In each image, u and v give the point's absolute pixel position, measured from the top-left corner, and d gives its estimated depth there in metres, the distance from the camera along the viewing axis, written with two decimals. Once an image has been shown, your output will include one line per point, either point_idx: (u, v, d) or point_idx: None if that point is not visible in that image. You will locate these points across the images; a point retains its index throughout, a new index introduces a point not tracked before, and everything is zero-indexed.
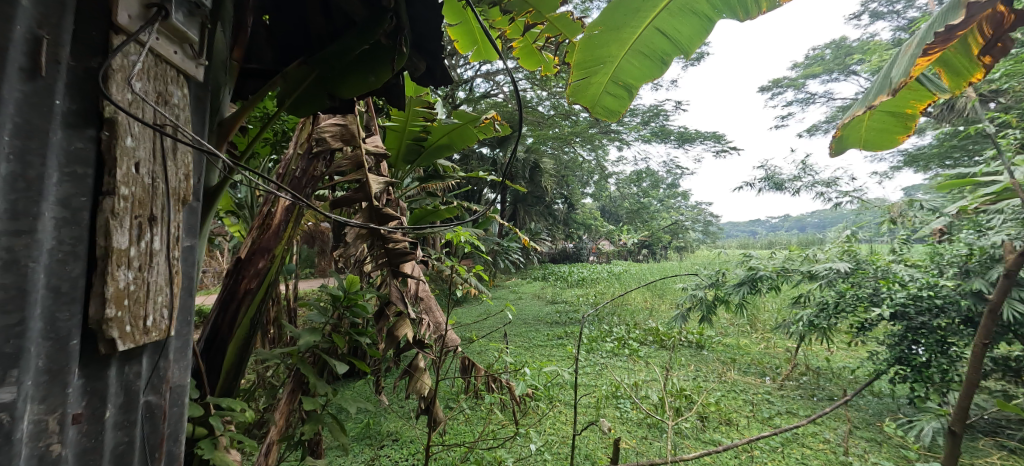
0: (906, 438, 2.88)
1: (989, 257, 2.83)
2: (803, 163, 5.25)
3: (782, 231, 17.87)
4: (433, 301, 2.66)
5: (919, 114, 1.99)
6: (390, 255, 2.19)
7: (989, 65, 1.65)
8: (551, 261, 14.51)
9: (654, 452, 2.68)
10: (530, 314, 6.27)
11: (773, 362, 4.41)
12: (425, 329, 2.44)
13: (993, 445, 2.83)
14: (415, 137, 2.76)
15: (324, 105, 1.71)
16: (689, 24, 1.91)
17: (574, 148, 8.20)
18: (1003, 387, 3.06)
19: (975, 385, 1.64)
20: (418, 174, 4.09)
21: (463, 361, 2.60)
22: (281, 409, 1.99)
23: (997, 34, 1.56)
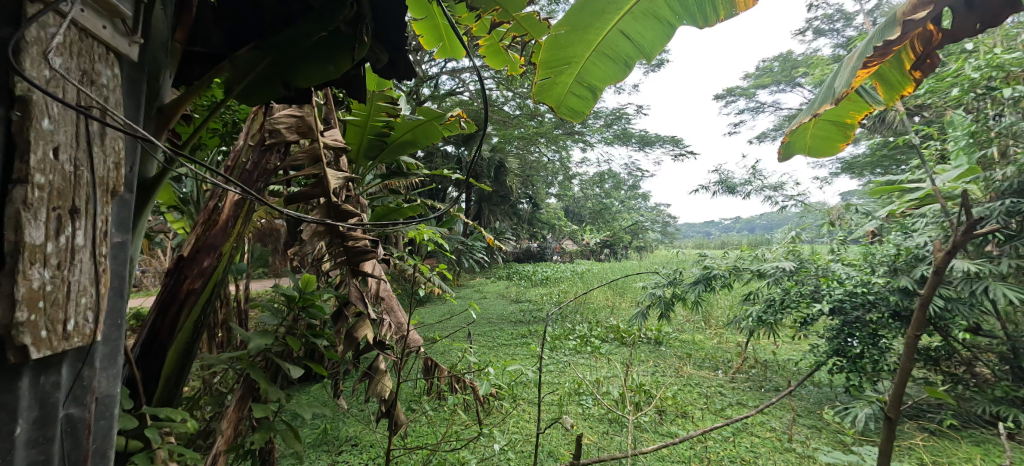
0: (842, 424, 3.06)
1: (914, 256, 3.07)
2: (754, 167, 5.49)
3: (734, 232, 18.74)
4: (396, 300, 2.58)
5: (857, 124, 2.11)
6: (349, 253, 2.13)
7: (919, 80, 1.76)
8: (516, 260, 14.65)
9: (615, 446, 2.74)
10: (494, 314, 6.26)
11: (726, 357, 4.58)
12: (386, 330, 2.36)
13: (916, 428, 3.07)
14: (377, 132, 2.69)
15: (277, 94, 1.63)
16: (653, 29, 1.96)
17: (540, 148, 8.17)
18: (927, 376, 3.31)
19: (908, 372, 1.66)
20: (381, 171, 4.01)
21: (426, 361, 2.55)
22: (229, 417, 1.89)
23: (926, 51, 1.66)
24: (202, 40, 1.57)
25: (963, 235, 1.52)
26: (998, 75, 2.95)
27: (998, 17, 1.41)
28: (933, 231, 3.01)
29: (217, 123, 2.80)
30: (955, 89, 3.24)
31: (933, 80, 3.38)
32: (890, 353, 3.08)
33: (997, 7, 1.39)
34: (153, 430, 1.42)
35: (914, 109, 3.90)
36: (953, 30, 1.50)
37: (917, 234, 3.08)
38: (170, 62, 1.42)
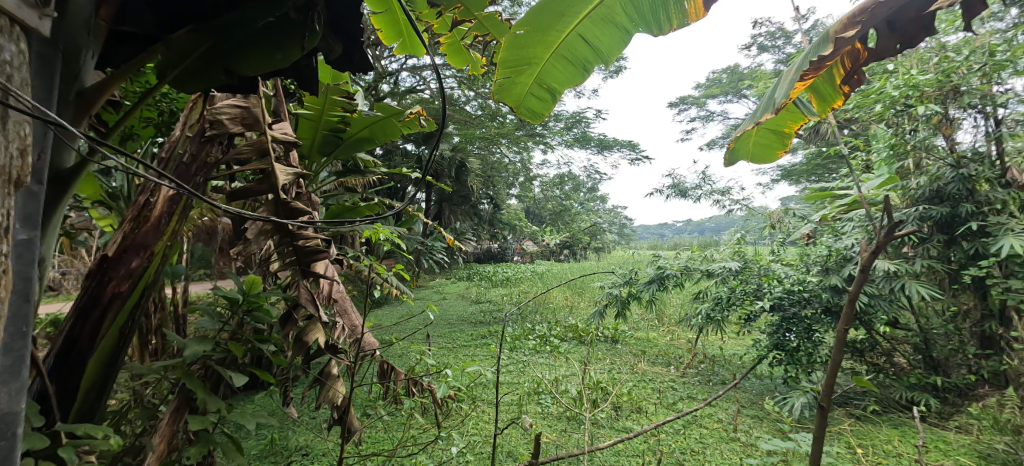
0: (781, 413, 3.23)
1: (842, 257, 3.30)
2: (704, 172, 5.71)
3: (686, 234, 19.50)
4: (349, 303, 2.50)
5: (794, 133, 2.23)
6: (298, 253, 2.05)
7: (848, 94, 1.91)
8: (477, 260, 14.62)
9: (573, 444, 2.77)
10: (453, 314, 6.21)
11: (678, 353, 4.74)
12: (338, 333, 2.30)
13: (844, 415, 3.30)
14: (332, 128, 2.59)
15: (219, 82, 1.55)
16: (609, 35, 1.99)
17: (501, 148, 8.02)
18: (855, 366, 3.57)
19: (840, 363, 1.72)
20: (336, 168, 3.89)
21: (381, 365, 2.49)
22: (161, 432, 1.79)
23: (853, 67, 1.81)
24: (132, 20, 1.39)
25: (885, 237, 1.61)
26: (914, 94, 3.23)
27: (915, 39, 1.57)
28: (859, 233, 3.25)
29: (150, 111, 2.58)
30: (878, 106, 3.49)
31: (859, 96, 3.64)
32: (822, 345, 3.29)
33: (914, 29, 1.55)
34: (69, 449, 1.31)
35: (845, 121, 4.18)
36: (877, 50, 1.65)
37: (846, 236, 3.31)
38: (94, 40, 1.30)
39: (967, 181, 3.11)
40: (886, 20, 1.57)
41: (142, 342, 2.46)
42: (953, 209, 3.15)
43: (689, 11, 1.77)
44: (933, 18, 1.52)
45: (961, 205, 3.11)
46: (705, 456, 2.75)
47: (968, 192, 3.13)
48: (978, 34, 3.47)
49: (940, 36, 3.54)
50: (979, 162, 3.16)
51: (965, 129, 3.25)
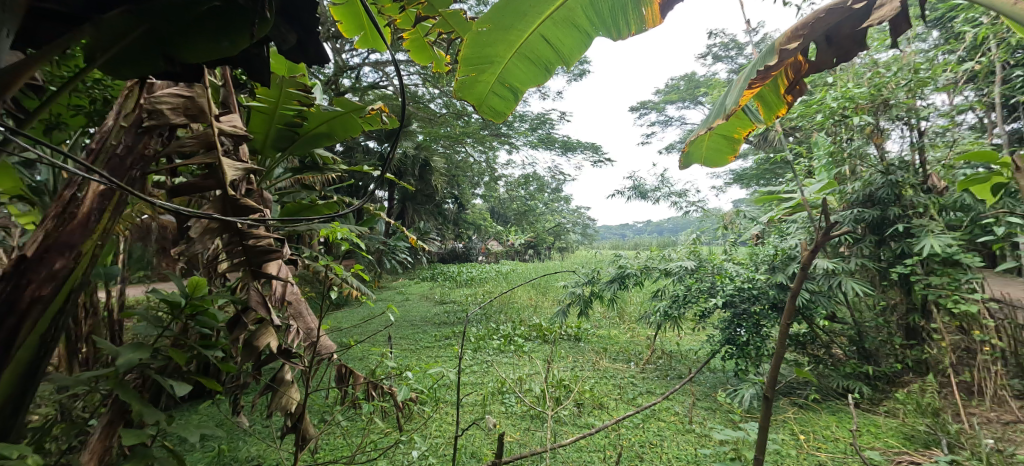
0: (732, 404, 3.37)
1: (788, 256, 3.52)
2: (663, 175, 5.88)
3: (647, 235, 20.02)
4: (304, 305, 2.41)
5: (743, 139, 2.34)
6: (248, 253, 1.96)
7: (791, 103, 2.02)
8: (441, 260, 14.50)
9: (536, 442, 2.79)
10: (416, 315, 6.12)
11: (638, 350, 4.85)
12: (292, 336, 2.22)
13: (789, 404, 3.47)
14: (288, 122, 2.51)
15: (157, 69, 1.42)
16: (571, 38, 2.06)
17: (466, 147, 7.97)
18: (798, 358, 3.77)
19: (782, 357, 1.64)
20: (292, 165, 3.76)
21: (338, 369, 2.43)
22: (92, 446, 1.70)
23: (796, 78, 1.95)
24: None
25: (823, 236, 1.53)
26: (850, 104, 3.47)
27: (849, 53, 1.71)
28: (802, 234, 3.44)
29: (79, 99, 2.38)
30: (819, 115, 3.72)
31: (804, 105, 3.86)
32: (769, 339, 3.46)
33: (848, 44, 1.69)
34: None
35: (792, 128, 4.41)
36: (816, 63, 1.78)
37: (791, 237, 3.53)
38: (9, 17, 1.18)
39: (895, 186, 3.35)
40: (825, 34, 1.70)
41: (70, 351, 2.32)
42: (883, 212, 3.42)
43: (647, 17, 1.91)
44: (865, 35, 1.66)
45: (890, 208, 3.38)
46: (663, 448, 2.82)
47: (895, 197, 3.39)
48: (905, 53, 3.75)
49: (872, 52, 3.81)
50: (905, 169, 3.44)
51: (894, 139, 3.58)
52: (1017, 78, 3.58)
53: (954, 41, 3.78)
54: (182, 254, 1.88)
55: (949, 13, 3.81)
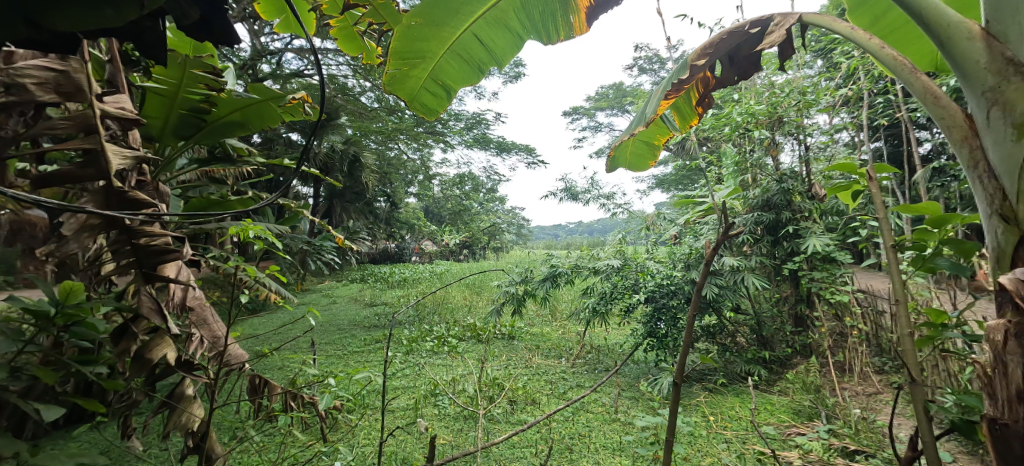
0: (652, 392, 3.56)
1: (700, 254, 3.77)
2: (592, 178, 6.10)
3: (579, 235, 20.68)
4: (209, 311, 2.21)
5: (662, 145, 2.46)
6: (138, 253, 1.76)
7: (701, 114, 2.14)
8: (373, 260, 14.07)
9: (469, 442, 2.76)
10: (343, 318, 5.86)
11: (569, 345, 4.98)
12: (195, 346, 2.04)
13: (701, 389, 3.74)
14: (192, 107, 2.29)
15: (9, 36, 0.97)
16: (502, 38, 2.07)
17: (400, 144, 7.77)
18: (709, 348, 4.07)
19: (689, 347, 1.29)
20: (199, 154, 3.45)
21: (252, 379, 2.28)
22: None
23: (705, 92, 2.06)
24: None
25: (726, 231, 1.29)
26: (752, 120, 3.83)
27: (749, 72, 1.83)
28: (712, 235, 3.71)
29: None
30: (727, 127, 4.06)
31: (713, 118, 4.18)
32: None
33: (747, 65, 1.81)
34: None
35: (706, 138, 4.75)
36: (721, 80, 1.90)
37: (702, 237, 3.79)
38: None
39: (787, 193, 3.72)
40: (728, 53, 1.82)
41: None
42: (777, 215, 3.79)
43: (574, 25, 1.95)
44: (760, 58, 1.78)
45: (782, 212, 3.74)
46: (591, 438, 2.92)
47: (786, 202, 3.76)
48: (795, 77, 4.19)
49: (769, 73, 4.21)
50: (795, 179, 3.82)
51: (786, 152, 3.94)
52: (882, 103, 4.13)
53: (835, 68, 4.28)
54: (52, 254, 1.65)
55: (827, 46, 4.32)
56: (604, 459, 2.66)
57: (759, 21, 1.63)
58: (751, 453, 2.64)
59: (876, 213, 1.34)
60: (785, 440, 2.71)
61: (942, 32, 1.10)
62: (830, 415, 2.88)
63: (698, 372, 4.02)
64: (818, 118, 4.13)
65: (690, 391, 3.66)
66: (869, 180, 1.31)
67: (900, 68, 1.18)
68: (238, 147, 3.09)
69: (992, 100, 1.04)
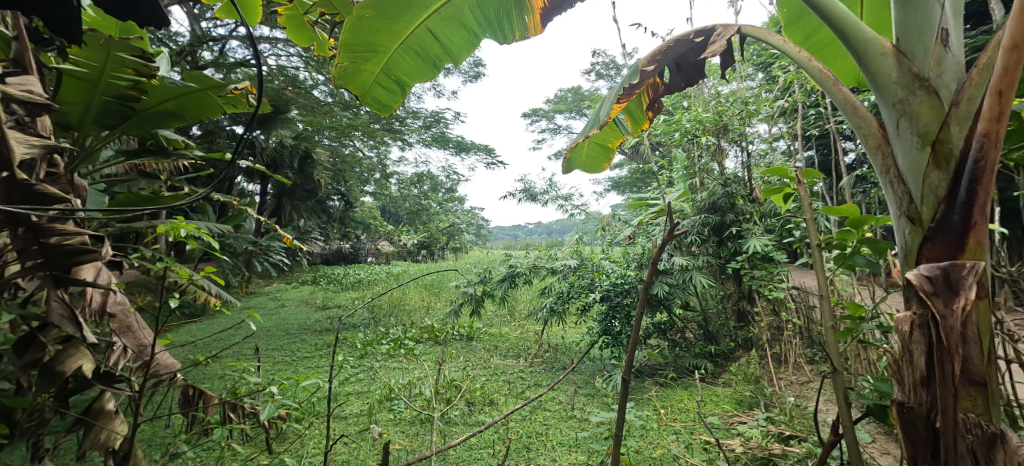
0: (607, 388, 3.66)
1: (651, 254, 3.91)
2: (550, 179, 6.17)
3: (538, 235, 20.85)
4: (134, 318, 2.04)
5: (616, 148, 2.53)
6: (49, 255, 1.61)
7: (652, 118, 2.21)
8: (325, 261, 13.62)
9: (424, 447, 2.72)
10: (293, 323, 5.62)
11: (527, 345, 5.02)
12: (117, 355, 1.91)
13: (653, 383, 3.87)
14: (117, 94, 2.12)
15: None
16: (458, 35, 2.07)
17: (354, 141, 7.54)
18: (660, 344, 4.23)
19: (639, 344, 1.25)
20: (127, 146, 3.19)
21: (185, 390, 2.15)
22: None
23: (656, 97, 2.14)
24: None
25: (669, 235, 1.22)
26: (700, 127, 4.04)
27: (695, 79, 1.91)
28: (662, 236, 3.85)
29: None
30: (677, 132, 4.24)
31: (664, 124, 4.35)
32: None
33: (693, 72, 1.89)
34: None
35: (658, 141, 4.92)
36: (670, 86, 1.98)
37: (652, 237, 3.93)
38: None
39: (731, 196, 3.92)
40: (676, 60, 1.90)
41: None
42: (722, 217, 3.99)
43: (529, 26, 1.96)
44: (704, 66, 1.87)
45: (727, 214, 3.95)
46: (548, 436, 2.95)
47: (730, 205, 3.94)
48: (739, 87, 4.43)
49: (715, 83, 4.44)
50: (738, 183, 4.03)
51: (732, 158, 4.23)
52: (815, 115, 4.45)
53: (772, 82, 4.57)
54: None
55: (767, 59, 4.60)
56: (561, 457, 2.70)
57: (703, 30, 1.69)
58: (698, 442, 2.76)
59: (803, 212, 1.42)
60: (729, 429, 2.85)
61: (860, 47, 1.20)
62: (768, 403, 3.06)
63: (650, 367, 4.16)
64: (760, 126, 4.39)
65: (641, 385, 3.79)
66: (797, 183, 1.39)
67: (824, 79, 1.27)
68: (173, 139, 2.89)
69: (901, 112, 1.14)
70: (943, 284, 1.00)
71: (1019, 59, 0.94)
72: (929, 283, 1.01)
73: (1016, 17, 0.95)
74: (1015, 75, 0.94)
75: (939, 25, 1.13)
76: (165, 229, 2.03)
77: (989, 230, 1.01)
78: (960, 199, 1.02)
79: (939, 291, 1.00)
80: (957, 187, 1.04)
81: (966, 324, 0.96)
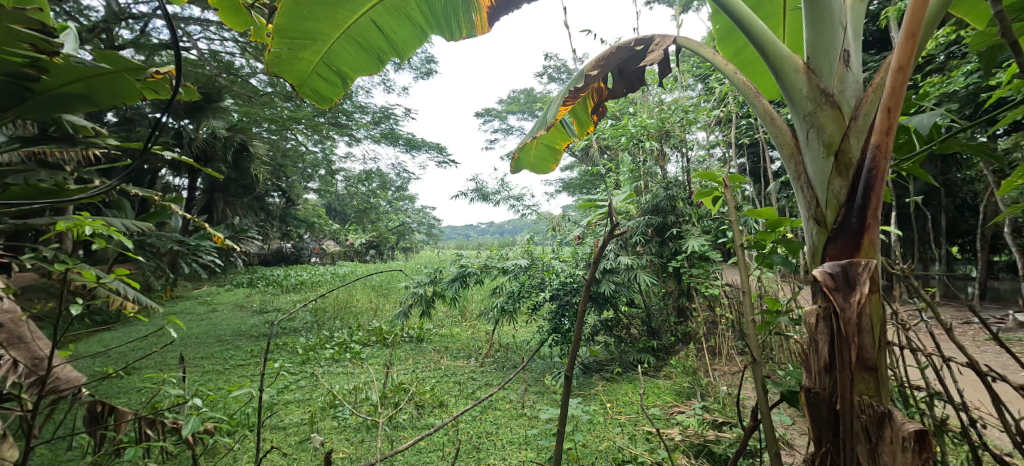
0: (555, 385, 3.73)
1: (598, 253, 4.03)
2: (502, 179, 6.19)
3: (489, 235, 20.82)
4: (28, 328, 1.89)
5: (563, 150, 2.58)
6: None
7: (597, 122, 2.27)
8: (264, 262, 12.93)
9: (370, 454, 2.64)
10: (226, 329, 5.28)
11: (478, 344, 5.02)
12: (9, 372, 1.73)
13: (599, 378, 3.99)
14: (12, 72, 1.91)
15: None
16: (404, 29, 2.05)
17: (296, 136, 7.20)
18: (606, 340, 4.35)
19: (580, 342, 1.27)
20: (26, 132, 2.86)
21: (93, 408, 1.96)
22: None
23: (600, 101, 2.20)
24: None
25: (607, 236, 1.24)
26: (643, 132, 4.22)
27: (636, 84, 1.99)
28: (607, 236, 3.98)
29: None
30: (623, 135, 4.39)
31: (611, 128, 4.49)
32: None
33: (634, 79, 1.96)
34: None
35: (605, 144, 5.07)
36: (613, 91, 2.05)
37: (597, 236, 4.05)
38: None
39: (672, 199, 4.12)
40: (618, 67, 1.96)
41: None
42: (664, 218, 4.18)
43: (476, 24, 1.96)
44: (644, 73, 1.94)
45: (668, 216, 4.14)
46: (498, 435, 2.96)
47: (671, 207, 4.15)
48: (680, 96, 4.66)
49: (659, 91, 4.64)
50: (679, 186, 4.24)
51: (673, 162, 4.43)
52: (747, 124, 4.77)
53: (709, 93, 4.86)
54: None
55: (705, 71, 4.87)
56: (511, 455, 2.71)
57: (643, 39, 1.76)
58: (640, 433, 2.88)
59: (729, 214, 1.51)
60: (669, 418, 2.99)
61: (776, 63, 1.29)
62: (704, 393, 3.24)
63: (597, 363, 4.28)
64: (699, 134, 4.64)
65: (588, 381, 3.89)
66: (723, 186, 1.47)
67: (747, 91, 1.36)
68: (81, 126, 2.61)
69: (810, 123, 1.25)
70: (843, 280, 1.09)
71: (904, 80, 1.05)
72: (832, 279, 1.10)
73: (903, 42, 1.06)
74: (901, 93, 1.06)
75: (842, 48, 1.25)
76: (66, 226, 1.79)
77: (880, 232, 1.12)
78: (856, 204, 1.13)
79: (840, 287, 1.09)
80: (854, 193, 1.15)
81: (861, 316, 1.06)
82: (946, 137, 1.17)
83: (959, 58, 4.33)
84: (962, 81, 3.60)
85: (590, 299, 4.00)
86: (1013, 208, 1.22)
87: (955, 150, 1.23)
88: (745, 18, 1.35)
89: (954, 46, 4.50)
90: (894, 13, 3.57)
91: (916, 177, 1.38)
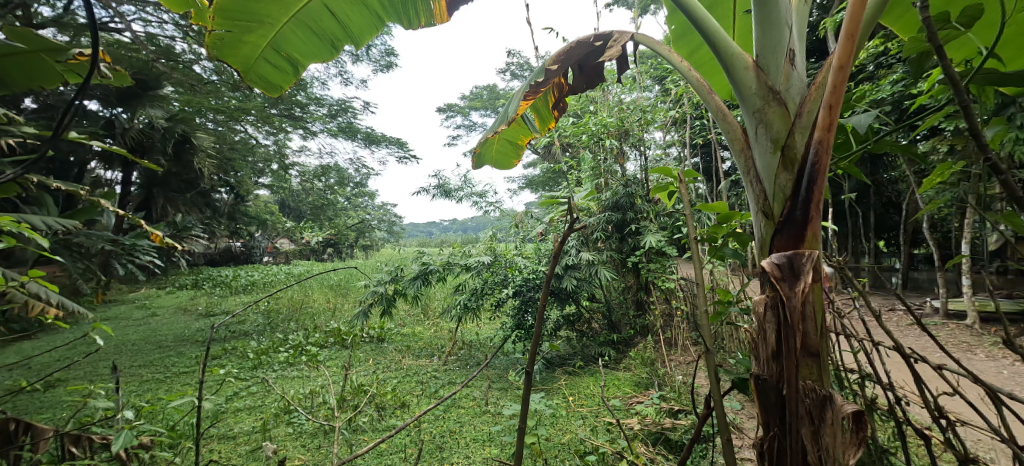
0: (519, 380, 3.74)
1: None
2: (464, 176, 6.15)
3: (451, 232, 20.65)
4: None
5: (525, 145, 2.58)
6: None
7: (558, 116, 2.27)
8: (211, 263, 12.26)
9: (323, 459, 2.56)
10: (168, 334, 4.97)
11: (440, 343, 4.95)
12: None
13: (561, 372, 4.02)
14: None
15: None
16: (360, 17, 1.99)
17: (246, 128, 6.86)
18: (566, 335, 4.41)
19: (541, 337, 1.25)
20: None
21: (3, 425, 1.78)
22: None
23: (561, 96, 2.20)
24: None
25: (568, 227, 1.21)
26: (603, 130, 4.31)
27: (596, 80, 1.99)
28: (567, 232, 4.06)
29: None
30: (584, 132, 4.44)
31: (572, 126, 4.54)
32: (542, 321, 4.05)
33: (593, 74, 1.97)
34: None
35: (566, 141, 5.11)
36: (573, 87, 2.05)
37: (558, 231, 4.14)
38: None
39: (631, 196, 4.24)
40: (579, 63, 1.96)
41: None
42: (623, 215, 4.29)
43: (435, 12, 1.93)
44: (604, 69, 1.95)
45: (627, 212, 4.25)
46: (462, 433, 2.94)
47: (630, 204, 4.27)
48: (638, 96, 4.76)
49: (618, 90, 4.72)
50: (637, 184, 4.35)
51: (633, 159, 4.52)
52: (699, 124, 4.95)
53: (665, 92, 4.99)
54: None
55: (661, 73, 5.00)
56: (474, 453, 2.70)
57: (602, 35, 1.76)
58: (601, 424, 2.93)
59: (684, 209, 1.53)
60: (628, 409, 3.06)
61: (727, 60, 1.34)
62: (661, 383, 3.34)
63: (559, 357, 4.32)
64: (656, 133, 4.76)
65: (550, 375, 3.93)
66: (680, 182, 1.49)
67: (700, 88, 1.40)
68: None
69: (759, 119, 1.29)
70: (788, 271, 1.14)
71: (844, 79, 1.10)
72: (778, 269, 1.15)
73: (843, 43, 1.11)
74: (841, 90, 1.11)
75: (787, 48, 1.30)
76: None
77: (822, 226, 1.17)
78: (801, 198, 1.17)
79: (785, 277, 1.14)
80: (798, 187, 1.19)
81: (805, 303, 1.10)
82: (878, 138, 1.23)
83: (886, 68, 4.68)
84: (891, 88, 3.88)
85: (552, 295, 4.04)
86: (934, 205, 1.31)
87: (886, 150, 1.30)
88: (700, 17, 1.39)
89: (883, 55, 4.84)
90: (832, 22, 3.81)
91: (851, 175, 1.45)
